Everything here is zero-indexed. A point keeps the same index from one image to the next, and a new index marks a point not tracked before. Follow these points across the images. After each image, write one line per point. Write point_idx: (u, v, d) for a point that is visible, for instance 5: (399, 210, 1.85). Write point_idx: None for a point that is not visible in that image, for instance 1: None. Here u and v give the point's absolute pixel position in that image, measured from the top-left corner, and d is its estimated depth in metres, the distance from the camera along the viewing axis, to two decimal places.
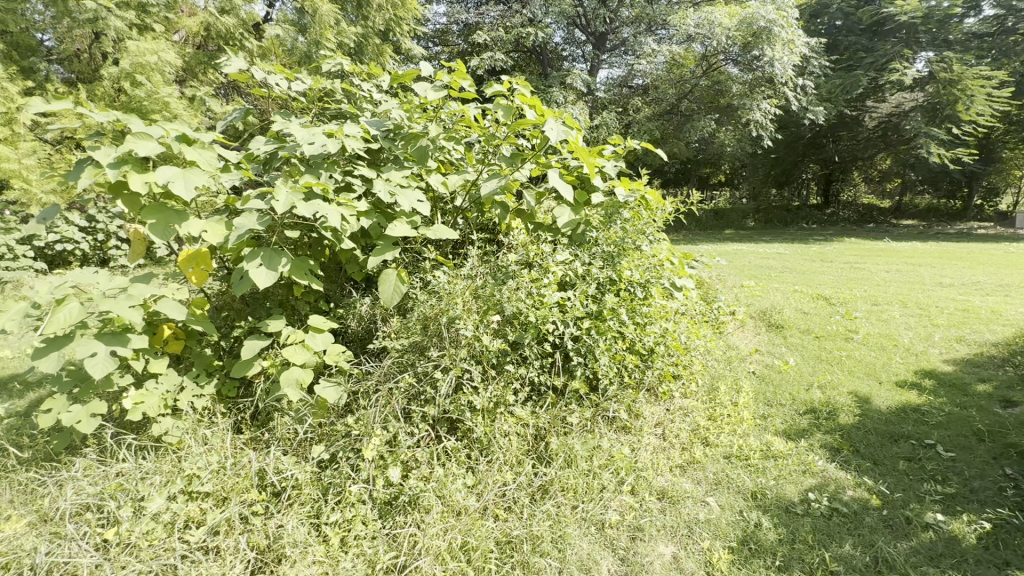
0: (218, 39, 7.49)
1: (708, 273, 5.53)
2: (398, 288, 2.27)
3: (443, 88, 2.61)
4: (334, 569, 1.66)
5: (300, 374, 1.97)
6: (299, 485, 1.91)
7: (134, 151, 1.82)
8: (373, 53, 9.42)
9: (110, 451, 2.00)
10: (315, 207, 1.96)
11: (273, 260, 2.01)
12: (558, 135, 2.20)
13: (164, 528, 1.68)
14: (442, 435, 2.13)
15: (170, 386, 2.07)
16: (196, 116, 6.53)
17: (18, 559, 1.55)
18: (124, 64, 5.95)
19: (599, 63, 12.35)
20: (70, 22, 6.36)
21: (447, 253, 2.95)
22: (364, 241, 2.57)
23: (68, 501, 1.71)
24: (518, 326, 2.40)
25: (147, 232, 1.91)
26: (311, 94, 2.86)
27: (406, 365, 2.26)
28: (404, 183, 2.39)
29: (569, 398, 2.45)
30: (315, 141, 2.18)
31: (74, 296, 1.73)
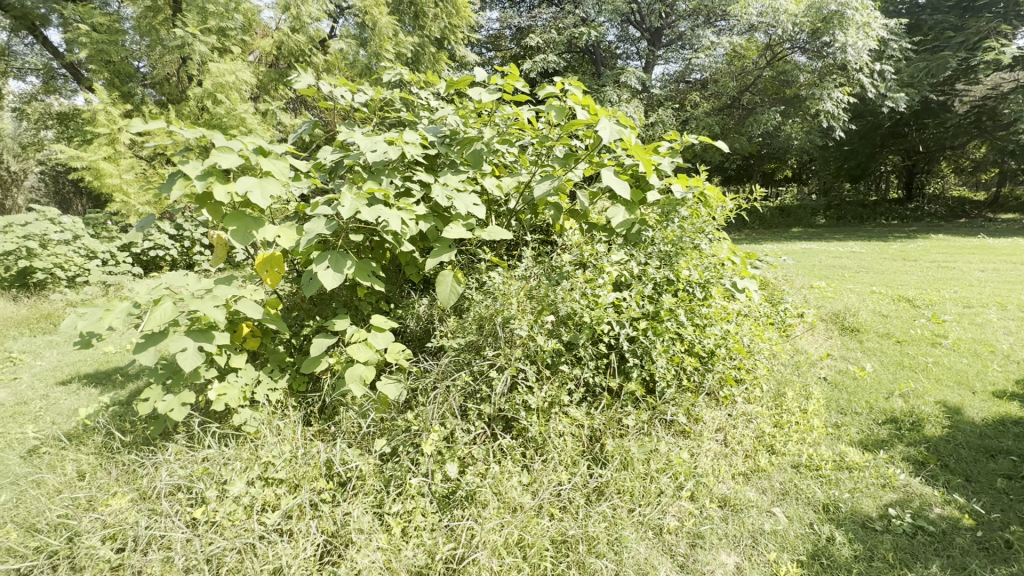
0: (289, 56, 8.01)
1: (772, 273, 5.26)
2: (454, 288, 2.32)
3: (497, 92, 2.64)
4: (396, 557, 1.72)
5: (363, 370, 2.08)
6: (363, 476, 2.01)
7: (218, 163, 2.00)
8: (429, 61, 9.76)
9: (197, 438, 2.19)
10: (377, 212, 2.07)
11: (339, 262, 2.13)
12: (611, 135, 2.17)
13: (244, 510, 1.82)
14: (497, 434, 2.16)
15: (248, 380, 2.24)
16: (269, 129, 7.03)
17: (124, 530, 1.75)
18: (207, 84, 6.50)
19: (654, 59, 12.09)
20: (162, 49, 7.05)
21: (502, 255, 2.98)
22: (422, 243, 2.66)
23: (164, 480, 1.89)
24: (572, 326, 2.39)
25: (228, 237, 2.09)
26: (372, 104, 3.00)
27: (462, 364, 2.31)
28: (460, 187, 2.45)
29: (625, 400, 2.39)
30: (377, 149, 2.30)
31: (168, 297, 1.93)
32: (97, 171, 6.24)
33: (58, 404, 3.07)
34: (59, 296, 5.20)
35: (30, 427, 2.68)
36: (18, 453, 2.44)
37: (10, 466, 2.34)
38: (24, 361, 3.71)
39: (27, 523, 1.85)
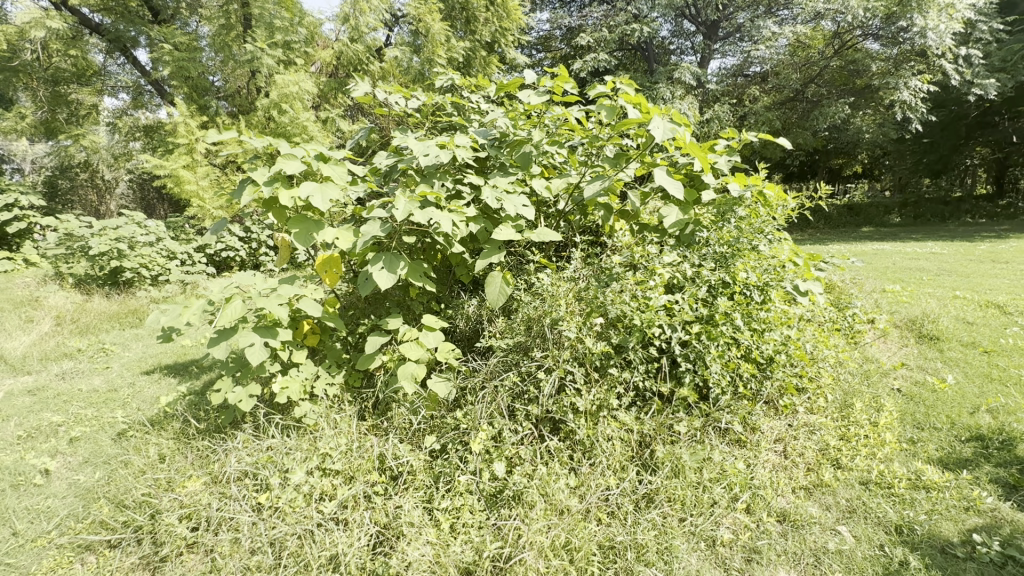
0: (347, 66, 8.39)
1: (839, 276, 4.93)
2: (503, 289, 2.35)
3: (547, 94, 2.64)
4: (445, 552, 1.75)
5: (415, 368, 2.15)
6: (414, 471, 2.07)
7: (283, 170, 2.14)
8: (480, 65, 9.93)
9: (262, 428, 2.34)
10: (429, 214, 2.13)
11: (393, 263, 2.22)
12: (664, 133, 2.13)
13: (304, 498, 1.93)
14: (545, 435, 2.17)
15: (308, 374, 2.37)
16: (328, 136, 7.39)
17: (198, 511, 1.90)
18: (273, 95, 6.91)
19: (710, 54, 11.66)
20: (234, 63, 7.55)
21: (550, 256, 2.97)
22: (472, 245, 2.71)
23: (233, 466, 2.04)
24: (622, 329, 2.34)
25: (292, 239, 2.24)
26: (425, 109, 3.08)
27: (511, 364, 2.34)
28: (510, 189, 2.47)
29: (677, 406, 2.31)
30: (429, 153, 2.37)
31: (238, 295, 2.09)
32: (177, 179, 6.77)
33: (143, 391, 3.35)
34: (144, 294, 5.69)
35: (120, 412, 2.94)
36: (109, 435, 2.70)
37: (103, 446, 2.59)
38: (114, 352, 4.09)
39: (117, 499, 2.06)
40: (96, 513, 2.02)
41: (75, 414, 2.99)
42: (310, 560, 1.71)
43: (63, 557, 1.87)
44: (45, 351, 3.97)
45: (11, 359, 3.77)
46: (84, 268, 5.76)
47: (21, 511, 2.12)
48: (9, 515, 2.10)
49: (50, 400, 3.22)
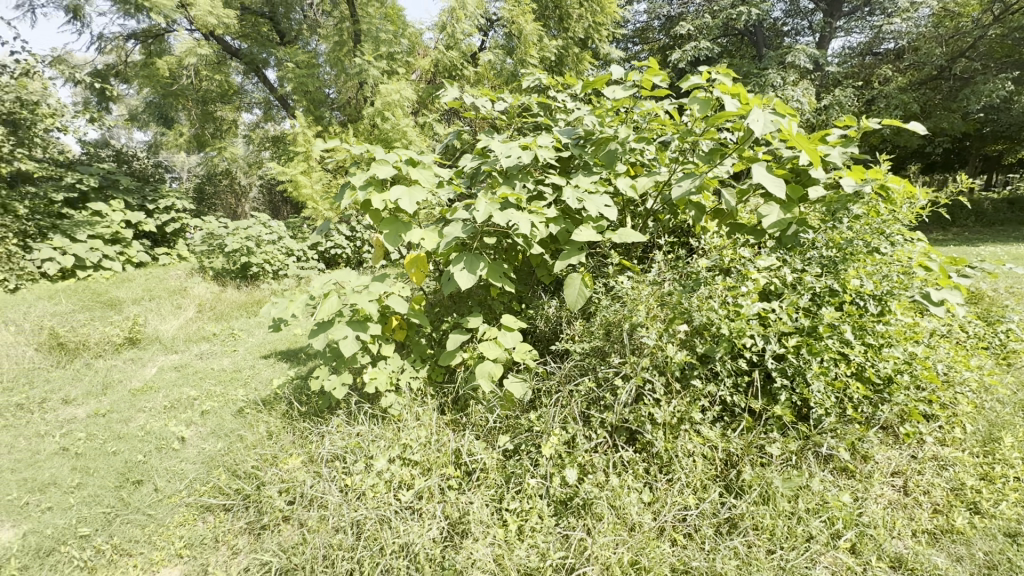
0: (444, 71, 8.76)
1: (988, 284, 4.16)
2: (582, 291, 2.30)
3: (634, 89, 2.49)
4: (509, 555, 1.75)
5: (492, 367, 2.20)
6: (486, 469, 2.11)
7: (376, 175, 2.29)
8: (573, 62, 9.85)
9: (353, 415, 2.53)
10: (508, 216, 2.15)
11: (473, 264, 2.28)
12: (763, 127, 1.94)
13: (384, 484, 2.05)
14: (619, 444, 2.10)
15: (395, 367, 2.52)
16: (425, 140, 7.80)
17: (295, 486, 2.11)
18: (377, 104, 7.43)
19: (831, 33, 10.48)
20: (345, 76, 8.22)
21: (634, 258, 2.86)
22: (553, 246, 2.69)
23: (327, 448, 2.24)
24: (708, 337, 2.18)
25: (383, 240, 2.40)
26: (511, 110, 3.10)
27: (587, 369, 2.30)
28: (592, 188, 2.41)
29: (770, 424, 2.10)
30: (511, 154, 2.41)
31: (334, 291, 2.27)
32: (296, 183, 7.54)
33: (261, 373, 3.78)
34: (267, 287, 6.43)
35: (241, 391, 3.35)
36: (231, 410, 3.08)
37: (225, 420, 2.96)
38: (240, 337, 4.67)
39: (232, 469, 2.36)
40: (216, 479, 2.32)
41: (207, 390, 3.45)
42: (384, 545, 1.81)
43: (189, 515, 2.18)
44: (188, 333, 4.63)
45: (165, 339, 4.45)
46: (221, 263, 6.63)
47: (162, 470, 2.49)
48: (154, 472, 2.48)
49: (190, 376, 3.76)
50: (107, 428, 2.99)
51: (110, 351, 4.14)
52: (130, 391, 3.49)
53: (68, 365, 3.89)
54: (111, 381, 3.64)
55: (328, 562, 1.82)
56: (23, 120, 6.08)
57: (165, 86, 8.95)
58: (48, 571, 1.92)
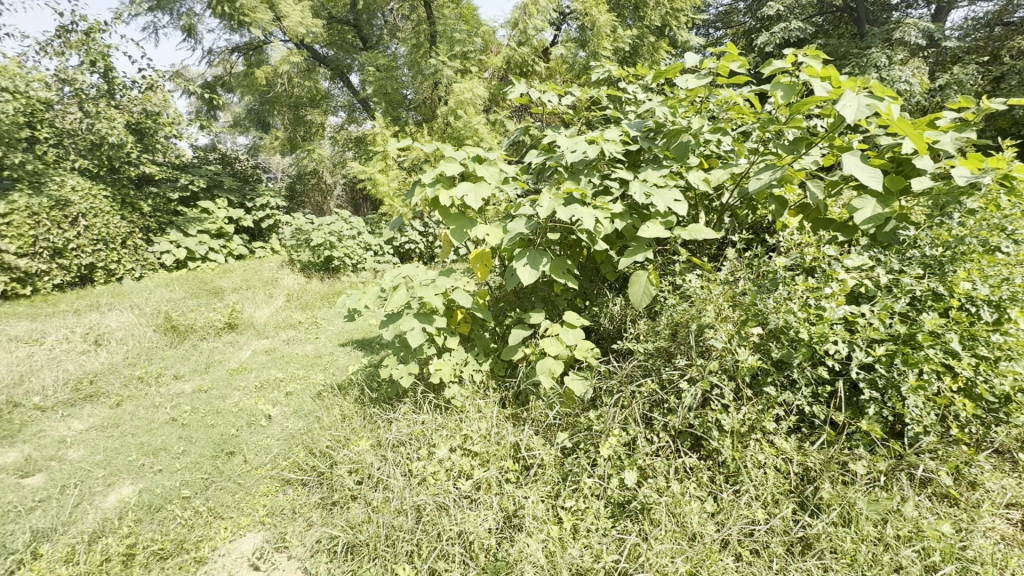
0: (515, 68, 8.81)
1: None
2: (648, 290, 2.22)
3: (710, 76, 2.32)
4: (562, 553, 1.75)
5: (552, 364, 2.20)
6: (544, 465, 2.13)
7: (444, 172, 2.36)
8: (649, 52, 9.51)
9: (419, 403, 2.64)
10: (572, 211, 2.12)
11: (536, 260, 2.28)
12: (858, 112, 1.76)
13: (445, 472, 2.12)
14: (683, 450, 2.02)
15: (459, 360, 2.59)
16: (496, 137, 7.89)
17: (364, 467, 2.25)
18: (451, 102, 7.65)
19: (951, 3, 9.28)
20: (421, 77, 8.53)
21: (705, 256, 2.72)
22: (619, 242, 2.62)
23: (393, 434, 2.36)
24: (785, 342, 2.02)
25: (449, 235, 2.47)
26: (579, 104, 3.05)
27: (651, 370, 2.23)
28: (660, 182, 2.32)
29: (855, 440, 1.91)
30: (577, 149, 2.38)
31: (403, 285, 2.38)
32: (375, 181, 7.94)
33: (339, 359, 4.05)
34: (346, 279, 6.85)
35: (321, 375, 3.61)
36: (311, 393, 3.33)
37: (306, 401, 3.20)
38: (323, 325, 5.02)
39: (310, 446, 2.55)
40: (296, 455, 2.53)
41: (290, 373, 3.76)
42: (442, 530, 1.87)
43: (272, 486, 2.39)
44: (278, 321, 5.05)
45: (258, 325, 4.90)
46: (308, 257, 7.13)
47: (251, 444, 2.75)
48: (246, 444, 2.75)
49: (278, 359, 4.11)
50: (208, 403, 3.35)
51: (213, 334, 4.62)
52: (229, 371, 3.87)
53: (180, 345, 4.39)
54: (213, 361, 4.07)
55: (389, 542, 1.91)
56: (148, 129, 6.92)
57: (263, 95, 10.01)
58: (158, 524, 2.19)
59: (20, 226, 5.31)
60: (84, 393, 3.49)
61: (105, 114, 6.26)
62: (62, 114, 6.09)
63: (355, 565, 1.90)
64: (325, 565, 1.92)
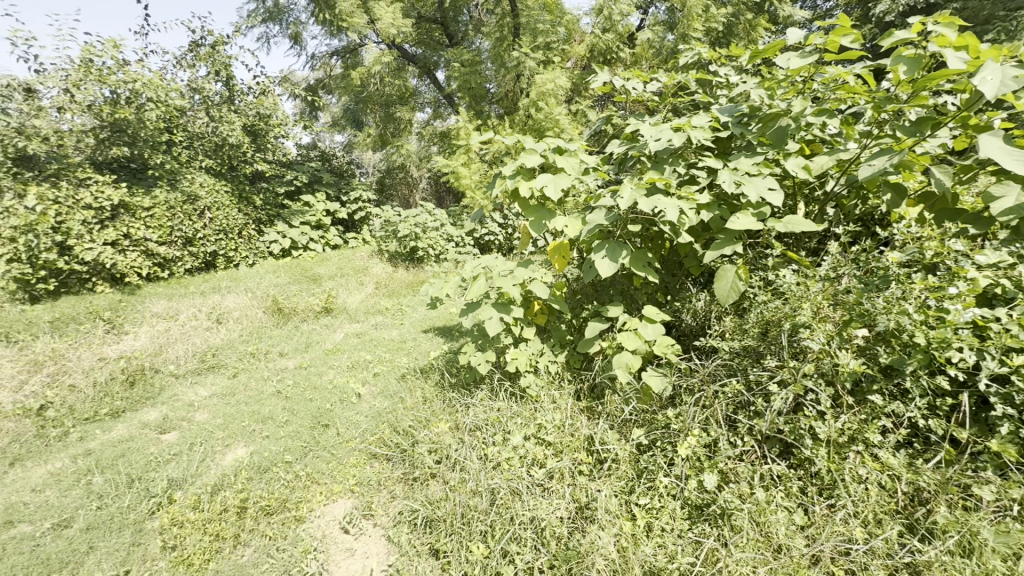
0: (599, 56, 8.66)
1: None
2: (736, 285, 2.09)
3: (816, 54, 2.09)
4: (634, 549, 1.72)
5: (630, 358, 2.16)
6: (618, 460, 2.11)
7: (525, 164, 2.39)
8: (745, 31, 8.88)
9: (495, 390, 2.72)
10: (654, 202, 2.05)
11: (615, 252, 2.24)
12: (1001, 87, 1.51)
13: (519, 459, 2.17)
14: (770, 456, 1.91)
15: (535, 350, 2.62)
16: (578, 128, 7.82)
17: (443, 448, 2.37)
18: (533, 94, 7.69)
19: None
20: (504, 70, 8.65)
21: (803, 249, 2.51)
22: (705, 234, 2.49)
23: (470, 419, 2.45)
24: (897, 347, 1.82)
25: (529, 227, 2.50)
26: (665, 90, 2.93)
27: (737, 370, 2.12)
28: (753, 170, 2.17)
29: (982, 461, 1.67)
30: (661, 137, 2.28)
31: (482, 275, 2.45)
32: (458, 174, 8.18)
33: (421, 345, 4.25)
34: (430, 269, 7.15)
35: (405, 360, 3.82)
36: (396, 375, 3.55)
37: (391, 382, 3.42)
38: (408, 312, 5.29)
39: (394, 425, 2.73)
40: (382, 432, 2.72)
41: (378, 356, 4.02)
42: (514, 514, 1.92)
43: (361, 458, 2.59)
44: (368, 307, 5.41)
45: (350, 310, 5.29)
46: (395, 247, 7.54)
47: (343, 418, 3.00)
48: (339, 418, 3.00)
49: (368, 342, 4.41)
50: (307, 378, 3.69)
51: (312, 317, 5.07)
52: (325, 351, 4.23)
53: (285, 325, 4.87)
54: (312, 341, 4.47)
55: (465, 520, 2.00)
56: (260, 130, 7.69)
57: (357, 93, 10.47)
58: (266, 483, 2.47)
59: (160, 218, 6.14)
60: (208, 364, 3.99)
61: (227, 118, 7.06)
62: (193, 119, 6.96)
63: (433, 539, 2.01)
64: (406, 535, 2.06)
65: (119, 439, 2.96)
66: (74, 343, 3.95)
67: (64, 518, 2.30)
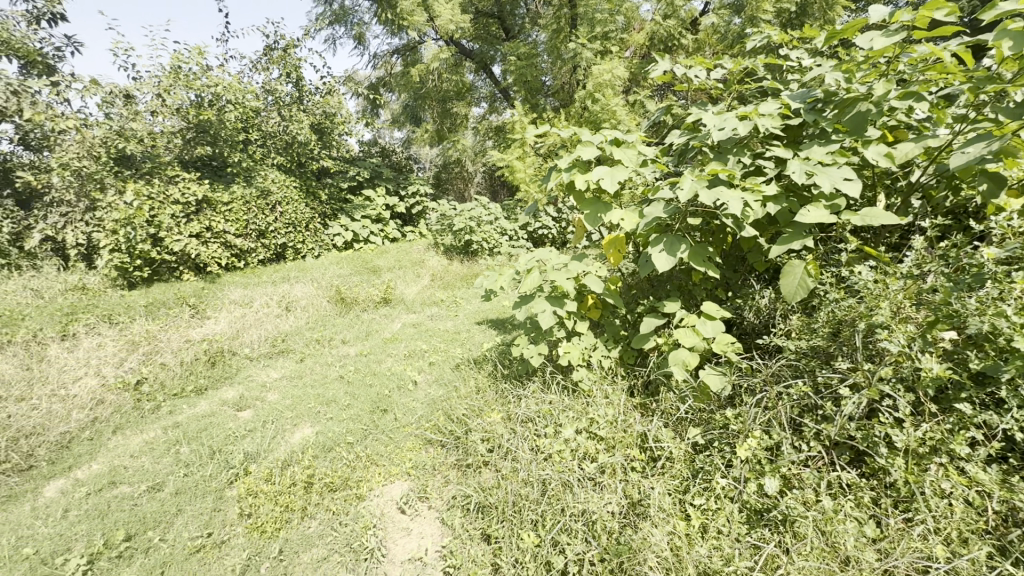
0: (659, 44, 8.41)
1: None
2: (804, 282, 1.97)
3: (903, 32, 1.91)
4: (688, 549, 1.69)
5: (687, 356, 2.09)
6: (672, 458, 2.06)
7: (581, 156, 2.37)
8: (820, 10, 8.31)
9: (547, 383, 2.73)
10: (716, 194, 1.97)
11: (673, 246, 2.18)
12: None
13: (571, 452, 2.18)
14: (838, 463, 1.80)
15: (588, 344, 2.61)
16: (635, 118, 7.65)
17: (496, 437, 2.42)
18: (589, 86, 7.59)
19: None
20: (560, 62, 8.58)
21: (882, 244, 2.32)
22: (772, 228, 2.37)
23: (523, 410, 2.48)
24: (991, 352, 1.65)
25: (584, 220, 2.48)
26: (731, 77, 2.80)
27: (803, 371, 2.01)
28: (827, 160, 2.03)
29: None
30: (725, 126, 2.19)
31: (536, 268, 2.46)
32: (513, 168, 8.23)
33: (475, 337, 4.33)
34: (484, 261, 7.24)
35: (458, 351, 3.91)
36: (450, 364, 3.64)
37: (446, 372, 3.51)
38: (462, 304, 5.40)
39: (449, 413, 2.81)
40: (437, 419, 2.81)
41: (433, 346, 4.15)
42: (565, 506, 1.93)
43: (417, 442, 2.69)
44: (424, 298, 5.57)
45: (407, 301, 5.47)
46: (451, 241, 7.69)
47: (400, 404, 3.12)
48: (397, 404, 3.13)
49: (424, 333, 4.54)
50: (368, 365, 3.87)
51: (372, 306, 5.30)
52: (383, 339, 4.41)
53: (347, 314, 5.12)
54: (372, 330, 4.67)
55: (516, 507, 2.03)
56: (326, 128, 8.07)
57: (417, 90, 10.74)
58: (330, 461, 2.62)
59: (237, 212, 6.61)
60: (279, 348, 4.27)
61: (296, 117, 7.48)
62: (267, 119, 7.41)
63: (484, 524, 2.05)
64: (459, 519, 2.12)
65: (202, 414, 3.25)
66: (165, 326, 4.35)
67: (158, 482, 2.56)
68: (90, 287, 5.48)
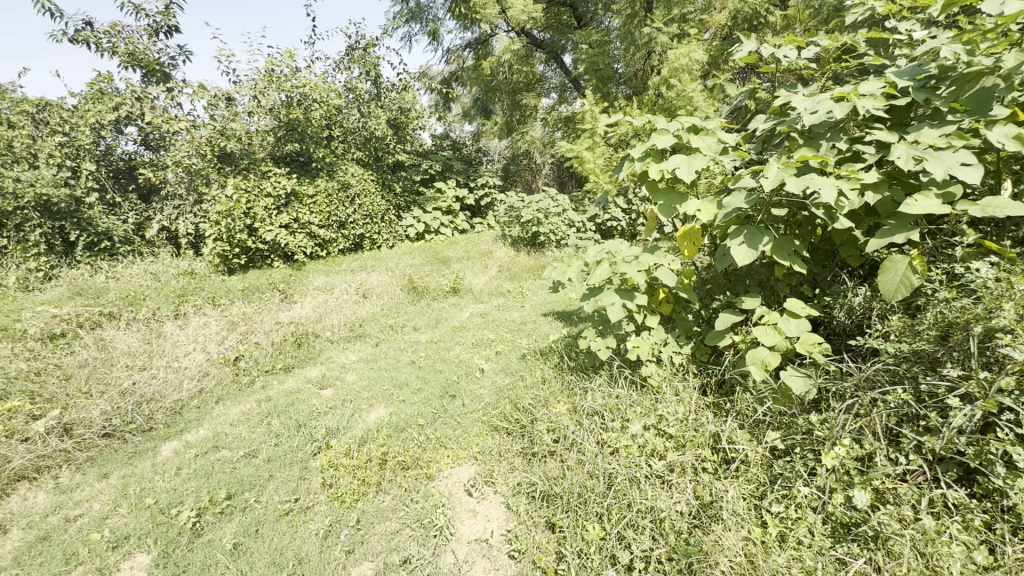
0: (742, 24, 7.92)
1: None
2: (908, 279, 1.78)
3: None
4: (763, 556, 1.61)
5: (767, 355, 1.97)
6: (748, 462, 1.96)
7: (655, 145, 2.29)
8: None
9: (614, 378, 2.69)
10: (806, 182, 1.83)
11: (755, 238, 2.05)
12: None
13: (638, 447, 2.14)
14: (943, 480, 1.63)
15: (658, 339, 2.53)
16: (714, 104, 7.27)
17: (562, 428, 2.42)
18: (664, 72, 7.31)
19: None
20: (634, 48, 8.32)
21: (1007, 239, 2.04)
22: (870, 219, 2.16)
23: (589, 403, 2.47)
24: None
25: (657, 211, 2.40)
26: (825, 55, 2.57)
27: (903, 378, 1.83)
28: (941, 143, 1.81)
29: None
30: (819, 109, 2.01)
31: (606, 260, 2.42)
32: (582, 159, 8.12)
33: (541, 328, 4.35)
34: (551, 253, 7.23)
35: (524, 341, 3.95)
36: (516, 354, 3.69)
37: (512, 361, 3.56)
38: (529, 296, 5.42)
39: (515, 402, 2.86)
40: (504, 407, 2.87)
41: (500, 335, 4.22)
42: (631, 501, 1.90)
43: (484, 429, 2.77)
44: (491, 288, 5.67)
45: (475, 291, 5.59)
46: (518, 232, 7.73)
47: (468, 391, 3.21)
48: (465, 390, 3.23)
49: (492, 322, 4.62)
50: (437, 351, 4.02)
51: (442, 295, 5.47)
52: (452, 328, 4.55)
53: (418, 302, 5.33)
54: (441, 318, 4.83)
55: (582, 499, 2.04)
56: (402, 123, 8.36)
57: (488, 83, 10.87)
58: (403, 440, 2.76)
59: (322, 205, 7.07)
60: (356, 333, 4.54)
61: (374, 113, 7.85)
62: (347, 116, 7.76)
63: (549, 512, 2.08)
64: (524, 505, 2.16)
65: (290, 390, 3.53)
66: (259, 309, 4.76)
67: (253, 449, 2.82)
68: (197, 272, 6.12)
